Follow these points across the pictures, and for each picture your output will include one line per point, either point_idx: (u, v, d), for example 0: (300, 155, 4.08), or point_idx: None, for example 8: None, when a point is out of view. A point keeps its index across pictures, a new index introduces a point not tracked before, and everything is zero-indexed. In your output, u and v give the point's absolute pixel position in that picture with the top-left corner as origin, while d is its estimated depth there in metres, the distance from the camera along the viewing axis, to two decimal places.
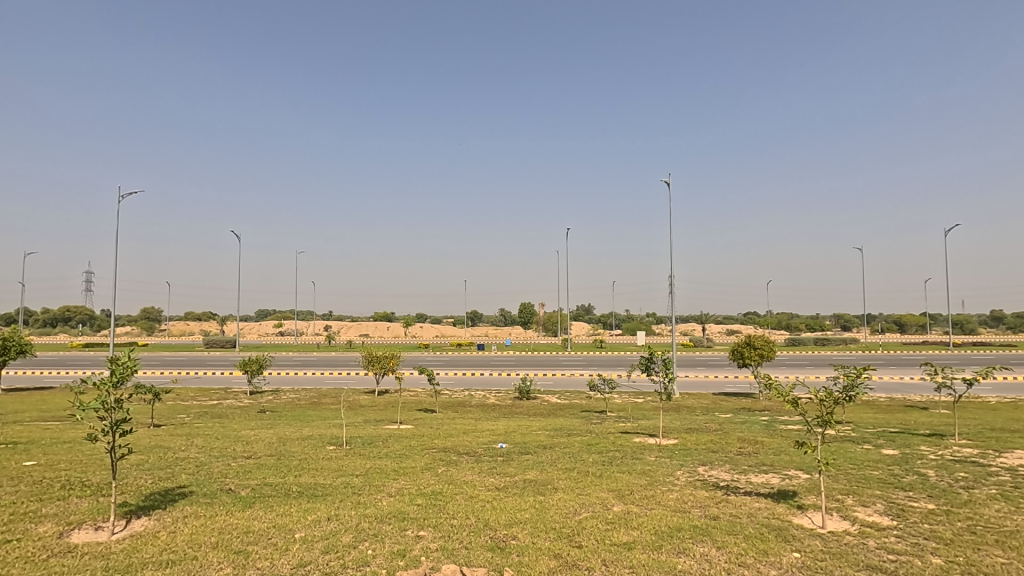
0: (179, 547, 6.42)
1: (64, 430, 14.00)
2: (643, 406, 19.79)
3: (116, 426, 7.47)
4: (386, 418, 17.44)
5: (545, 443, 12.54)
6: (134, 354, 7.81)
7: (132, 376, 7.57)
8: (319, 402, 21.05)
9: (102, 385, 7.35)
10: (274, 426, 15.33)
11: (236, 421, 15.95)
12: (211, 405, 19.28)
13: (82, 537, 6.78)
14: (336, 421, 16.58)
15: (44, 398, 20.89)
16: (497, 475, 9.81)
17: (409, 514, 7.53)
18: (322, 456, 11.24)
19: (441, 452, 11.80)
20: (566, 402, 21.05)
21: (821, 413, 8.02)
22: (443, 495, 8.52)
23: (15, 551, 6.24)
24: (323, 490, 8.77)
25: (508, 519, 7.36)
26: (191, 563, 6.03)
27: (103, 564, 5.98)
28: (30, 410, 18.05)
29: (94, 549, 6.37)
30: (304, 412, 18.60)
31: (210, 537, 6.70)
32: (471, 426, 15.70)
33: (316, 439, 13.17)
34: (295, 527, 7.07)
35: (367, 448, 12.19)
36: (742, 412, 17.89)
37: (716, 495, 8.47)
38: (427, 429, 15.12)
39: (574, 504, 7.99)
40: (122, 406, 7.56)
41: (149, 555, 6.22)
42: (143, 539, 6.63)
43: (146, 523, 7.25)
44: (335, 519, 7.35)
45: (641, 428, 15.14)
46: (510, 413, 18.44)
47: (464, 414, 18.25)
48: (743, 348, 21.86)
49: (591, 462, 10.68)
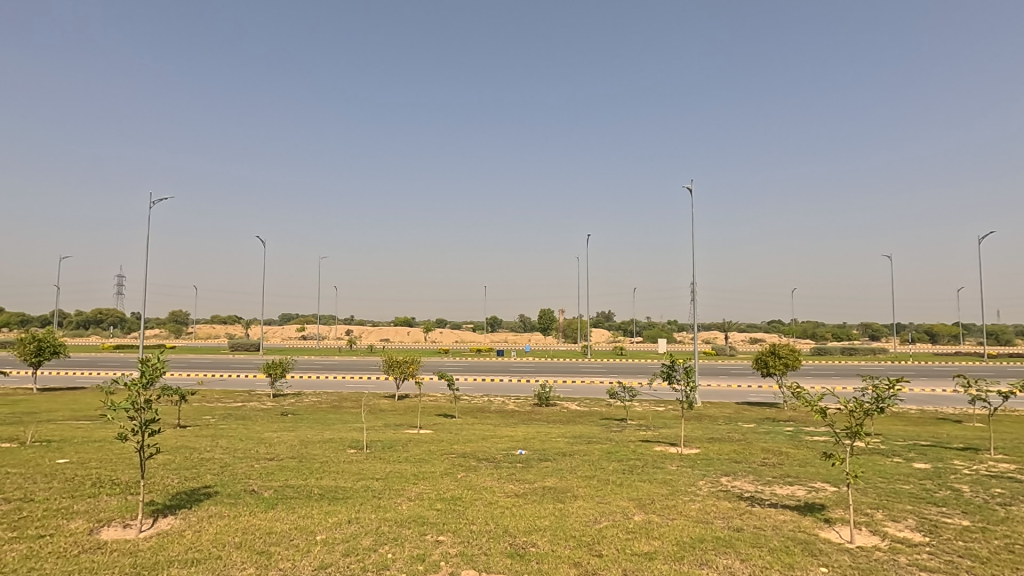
0: (203, 546, 6.53)
1: (95, 429, 14.34)
2: (664, 414, 19.56)
3: (146, 425, 7.67)
4: (406, 423, 17.49)
5: (564, 450, 12.50)
6: (164, 355, 8.01)
7: (160, 377, 7.75)
8: (340, 406, 21.23)
9: (132, 385, 7.54)
10: (296, 428, 15.60)
11: (259, 424, 16.11)
12: (234, 408, 19.60)
13: (111, 535, 6.94)
14: (357, 425, 16.71)
15: (76, 398, 21.54)
16: (516, 481, 9.79)
17: (428, 519, 7.56)
18: (343, 459, 11.37)
19: (461, 457, 11.83)
20: (586, 409, 20.91)
21: (851, 424, 7.78)
22: (462, 501, 8.52)
23: (48, 547, 6.41)
24: (343, 492, 8.85)
25: (528, 525, 7.34)
26: (215, 562, 6.12)
27: (130, 562, 6.09)
28: (62, 410, 18.50)
29: (123, 546, 6.51)
30: (325, 415, 18.79)
31: (234, 538, 6.79)
32: (491, 432, 15.65)
33: (337, 443, 13.32)
34: (316, 530, 7.12)
35: (387, 451, 12.30)
36: (766, 421, 17.72)
37: (740, 506, 8.30)
38: (446, 434, 15.14)
39: (594, 513, 7.91)
40: (152, 406, 7.73)
41: (175, 553, 6.33)
42: (169, 538, 6.76)
43: (171, 522, 7.39)
44: (355, 522, 7.40)
45: (662, 437, 14.90)
46: (529, 420, 18.43)
47: (484, 420, 18.25)
48: (766, 356, 21.47)
49: (611, 470, 10.59)
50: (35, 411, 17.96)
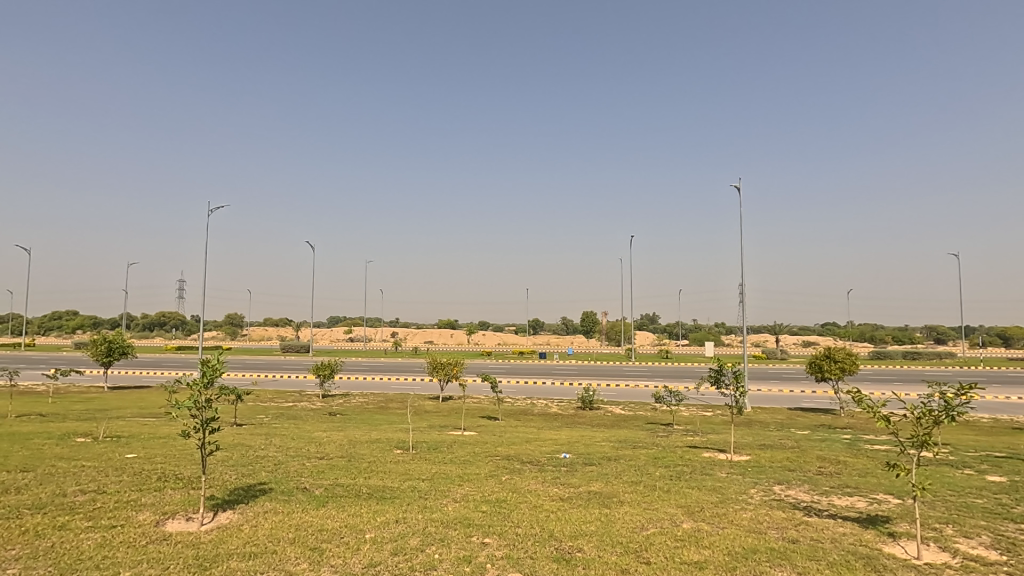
0: (260, 540, 6.78)
1: (159, 427, 15.14)
2: (712, 419, 19.04)
3: (206, 423, 8.05)
4: (451, 424, 17.69)
5: (609, 455, 12.34)
6: (223, 356, 8.39)
7: (219, 377, 8.12)
8: (386, 407, 21.66)
9: (194, 385, 7.92)
10: (344, 428, 16.02)
11: (310, 423, 16.64)
12: (286, 408, 20.32)
13: (175, 527, 7.30)
14: (403, 426, 17.03)
15: (142, 397, 22.81)
16: (561, 485, 9.73)
17: (474, 520, 7.61)
18: (390, 459, 11.59)
19: (505, 460, 11.87)
20: (630, 413, 20.60)
21: (918, 432, 7.34)
22: (507, 503, 8.53)
23: (120, 536, 6.81)
24: (391, 492, 9.02)
25: (574, 530, 7.26)
26: (271, 556, 6.34)
27: (193, 553, 6.39)
28: (130, 408, 19.64)
29: (186, 538, 6.85)
30: (371, 416, 19.20)
31: (288, 533, 7.02)
32: (535, 435, 15.63)
33: (384, 443, 13.61)
34: (365, 528, 7.29)
35: (433, 452, 12.48)
36: (821, 428, 16.97)
37: (795, 517, 7.97)
38: (490, 436, 15.22)
39: (641, 519, 7.77)
40: (211, 405, 8.11)
41: (234, 547, 6.60)
42: (228, 532, 7.06)
43: (230, 516, 7.71)
44: (403, 521, 7.52)
45: (710, 442, 14.51)
46: (572, 423, 18.31)
47: (527, 422, 18.25)
48: (820, 360, 20.58)
49: (658, 476, 10.38)
50: (105, 408, 19.12)
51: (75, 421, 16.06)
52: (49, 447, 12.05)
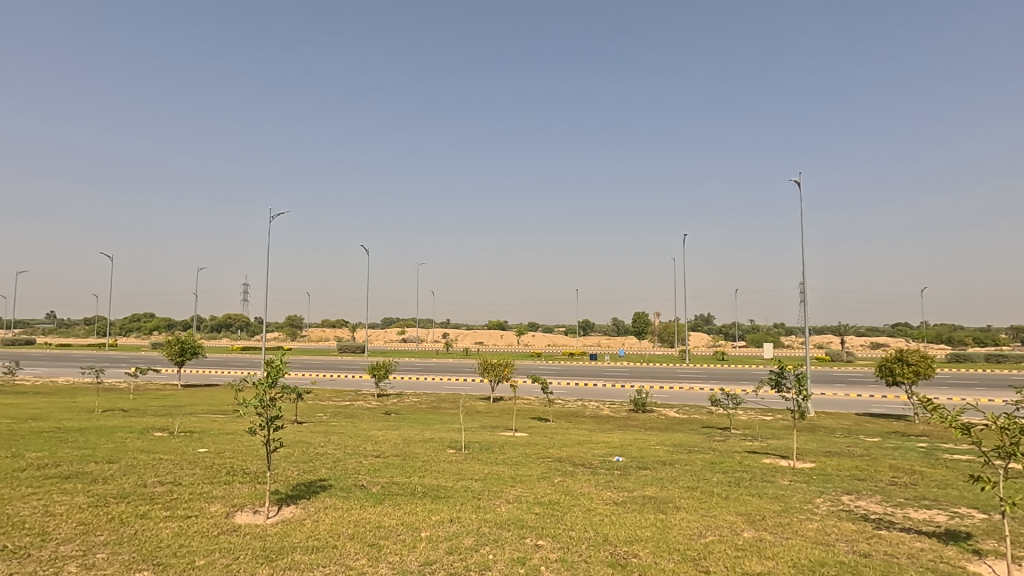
0: (321, 535, 7.02)
1: (227, 423, 15.99)
2: (773, 424, 18.28)
3: (271, 421, 8.43)
4: (502, 425, 17.78)
5: (664, 459, 12.07)
6: (285, 357, 8.76)
7: (282, 377, 8.49)
8: (438, 407, 22.01)
9: (259, 384, 8.31)
10: (398, 427, 16.39)
11: (366, 422, 17.13)
12: (343, 407, 21.01)
13: (244, 519, 7.69)
14: (455, 426, 17.27)
15: (212, 394, 24.16)
16: (614, 488, 9.59)
17: (528, 522, 7.61)
18: (443, 459, 11.77)
19: (557, 462, 11.81)
20: (685, 417, 20.07)
21: (1004, 443, 6.79)
22: (560, 506, 8.48)
23: (194, 526, 7.23)
24: (445, 491, 9.15)
25: (628, 535, 7.15)
26: (332, 551, 6.56)
27: (261, 545, 6.70)
28: (201, 405, 20.83)
29: (254, 530, 7.19)
30: (425, 416, 19.53)
31: (348, 529, 7.24)
32: (586, 437, 15.48)
33: (438, 442, 13.83)
34: (421, 526, 7.43)
35: (485, 453, 12.57)
36: (893, 436, 15.97)
37: (866, 529, 7.53)
38: (541, 437, 15.20)
39: (699, 526, 7.54)
40: (275, 403, 8.48)
41: (297, 540, 6.87)
42: (292, 525, 7.35)
43: (294, 510, 8.03)
44: (457, 521, 7.62)
45: (771, 448, 13.92)
46: (625, 426, 18.03)
47: (578, 424, 18.11)
48: (892, 363, 19.37)
49: (715, 482, 10.06)
50: (179, 405, 20.36)
51: (153, 416, 17.19)
52: (131, 440, 12.94)
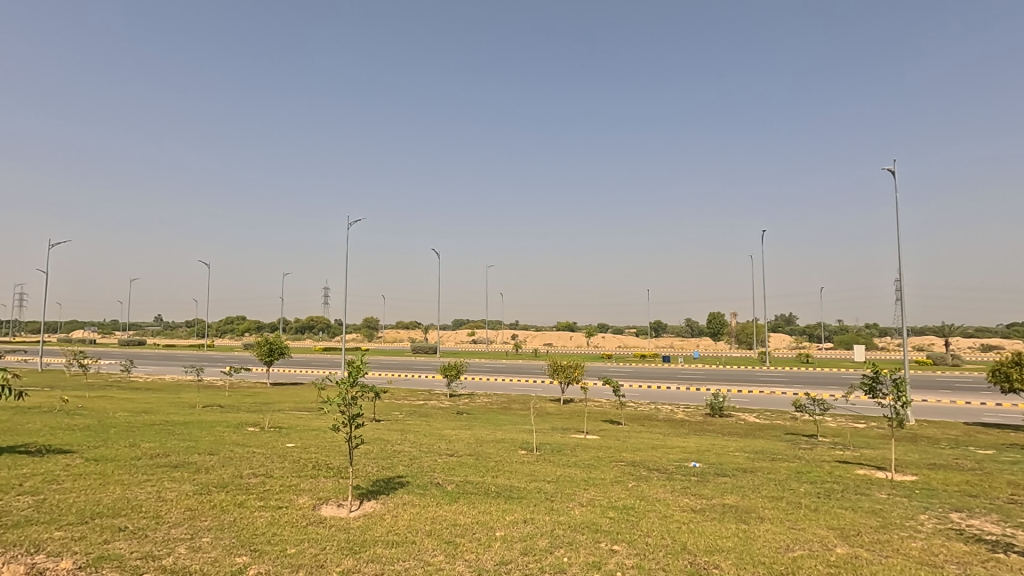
0: (401, 530, 7.27)
1: (312, 420, 16.94)
2: (866, 432, 16.97)
3: (352, 419, 8.84)
4: (572, 427, 17.67)
5: (744, 466, 11.52)
6: (364, 357, 9.15)
7: (362, 376, 8.87)
8: (509, 408, 22.20)
9: (341, 383, 8.73)
10: (471, 427, 16.68)
11: (439, 421, 17.59)
12: (417, 406, 21.68)
13: (329, 511, 8.11)
14: (526, 426, 17.36)
15: (297, 392, 25.69)
16: (692, 495, 9.26)
17: (602, 526, 7.50)
18: (515, 459, 11.86)
19: (631, 466, 11.58)
20: (766, 422, 19.06)
21: None
22: (635, 511, 8.30)
23: (285, 516, 7.72)
24: (518, 492, 9.22)
25: (708, 545, 6.88)
26: (412, 546, 6.77)
27: (345, 537, 7.03)
28: (287, 402, 22.20)
29: (338, 523, 7.56)
30: (496, 416, 19.74)
31: (425, 526, 7.45)
32: (660, 441, 15.07)
33: (509, 443, 13.96)
34: (496, 526, 7.52)
35: (556, 454, 12.54)
36: (1011, 449, 14.37)
37: (980, 551, 6.82)
38: (613, 440, 14.97)
39: (785, 539, 7.13)
40: (356, 402, 8.87)
41: (378, 534, 7.15)
42: (373, 519, 7.66)
43: (374, 505, 8.38)
44: (531, 522, 7.65)
45: (865, 458, 12.93)
46: (701, 431, 17.40)
47: (651, 428, 17.67)
48: (1008, 368, 17.45)
49: (802, 493, 9.47)
50: (269, 402, 21.81)
51: (247, 412, 18.52)
52: (228, 434, 13.99)
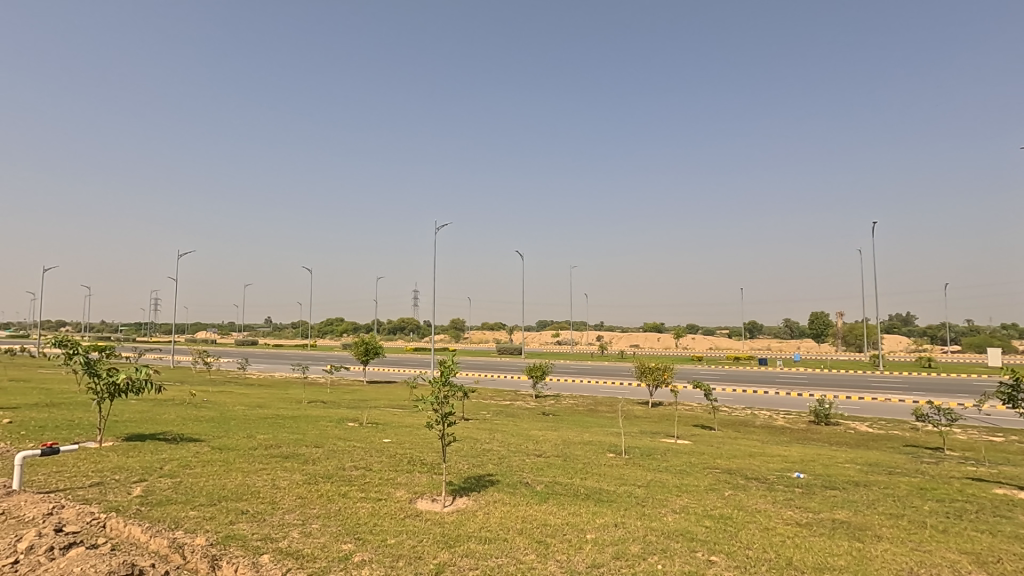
0: (493, 527, 7.42)
1: (405, 417, 17.72)
2: (1005, 447, 15.00)
3: (445, 417, 9.16)
4: (662, 431, 17.15)
5: (856, 479, 10.61)
6: (455, 357, 9.46)
7: (454, 375, 9.17)
8: (595, 410, 21.95)
9: (435, 382, 9.07)
10: (557, 428, 16.68)
11: (526, 422, 17.75)
12: (504, 406, 22.02)
13: (424, 505, 8.45)
14: (613, 429, 17.08)
15: (391, 391, 26.99)
16: (797, 508, 8.67)
17: (698, 535, 7.22)
18: (604, 462, 11.69)
19: (727, 473, 11.04)
20: (880, 432, 17.42)
21: None
22: (733, 521, 7.91)
23: (385, 508, 8.14)
24: (608, 495, 9.09)
25: (818, 562, 6.40)
26: (504, 543, 6.89)
27: (440, 531, 7.29)
28: (382, 399, 23.39)
29: (433, 516, 7.86)
30: (582, 418, 19.60)
31: (516, 524, 7.55)
32: (758, 449, 14.24)
33: (597, 445, 13.80)
34: (586, 528, 7.47)
35: (646, 459, 12.23)
36: None
37: None
38: (706, 446, 14.36)
39: (908, 561, 6.48)
40: (449, 401, 9.18)
41: (472, 529, 7.35)
42: (466, 515, 7.88)
43: (466, 501, 8.61)
44: (622, 526, 7.53)
45: (1004, 476, 11.44)
46: (804, 439, 16.23)
47: (748, 435, 16.74)
48: None
49: (927, 511, 8.56)
50: (365, 399, 23.10)
51: (346, 409, 19.74)
52: (331, 428, 14.98)
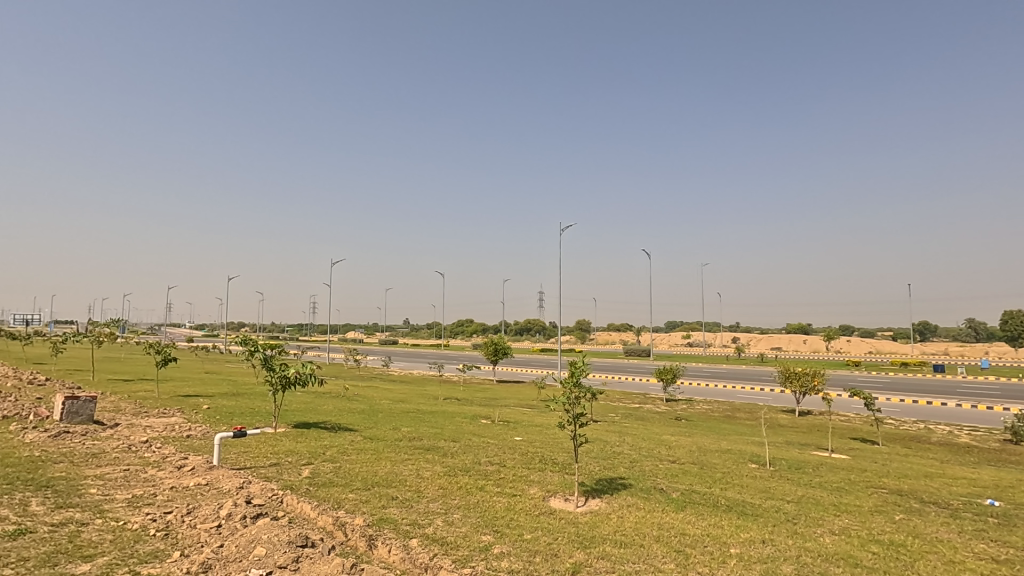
0: (628, 532, 7.28)
1: (535, 416, 18.07)
2: None
3: (576, 417, 9.17)
4: (813, 443, 15.58)
5: None
6: (585, 358, 9.45)
7: (584, 376, 9.17)
8: (733, 416, 20.57)
9: (565, 382, 9.13)
10: (691, 434, 15.90)
11: (657, 426, 17.17)
12: (633, 409, 21.51)
13: (558, 504, 8.53)
14: (754, 438, 15.88)
15: (520, 390, 27.68)
16: (992, 541, 7.37)
17: (863, 561, 6.46)
18: (746, 473, 10.91)
19: (896, 495, 9.71)
20: None
21: None
22: (908, 549, 6.94)
23: (521, 504, 8.36)
24: (752, 509, 8.47)
25: None
26: (640, 549, 6.73)
27: (575, 530, 7.32)
28: (512, 398, 24.10)
29: (567, 516, 7.91)
30: (719, 425, 18.48)
31: (653, 530, 7.34)
32: (936, 469, 12.34)
33: (737, 454, 12.91)
34: (730, 542, 7.03)
35: (795, 472, 11.19)
36: None
37: None
38: (867, 463, 12.77)
39: None
40: (580, 402, 9.19)
41: (607, 532, 7.27)
42: (601, 517, 7.82)
43: (600, 503, 8.55)
44: (770, 543, 6.97)
45: None
46: (997, 461, 13.76)
47: (920, 452, 14.61)
48: None
49: None
50: (496, 397, 23.98)
51: (479, 406, 20.63)
52: (466, 424, 15.74)
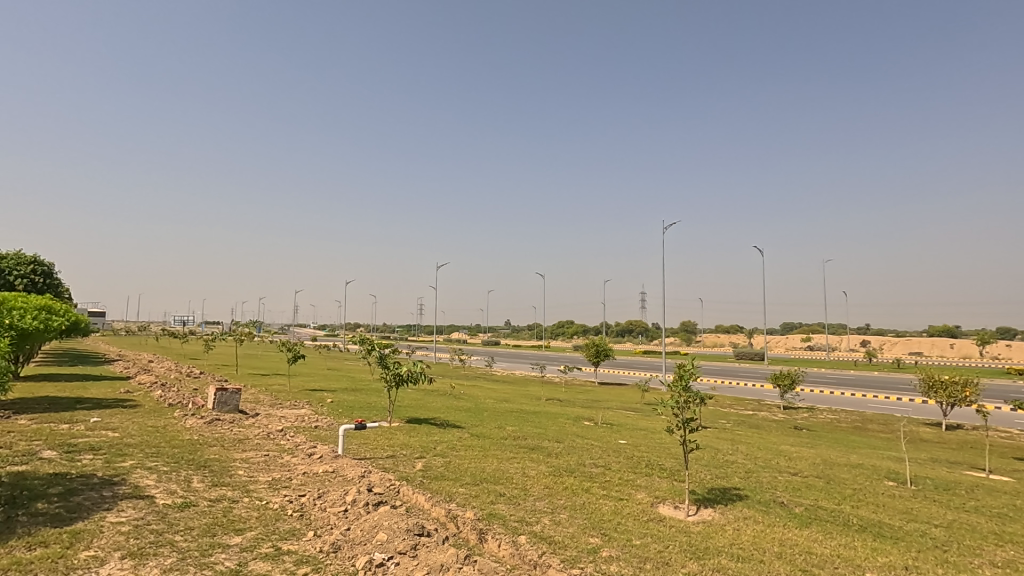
0: (745, 545, 6.88)
1: (639, 420, 17.66)
2: None
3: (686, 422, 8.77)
4: (965, 462, 13.70)
5: None
6: (695, 361, 9.10)
7: (693, 379, 8.81)
8: (864, 428, 18.65)
9: (673, 384, 8.85)
10: (814, 445, 14.66)
11: (775, 435, 16.03)
12: (747, 416, 20.25)
13: (667, 511, 8.26)
14: (891, 453, 14.28)
15: (623, 392, 27.17)
16: None
17: None
18: (882, 491, 9.84)
19: None
20: None
21: None
22: None
23: (628, 508, 8.20)
24: (891, 531, 7.63)
25: None
26: (760, 564, 6.34)
27: (687, 540, 7.05)
28: (615, 400, 23.74)
29: (678, 524, 7.64)
30: (847, 437, 16.85)
31: (773, 546, 6.87)
32: None
33: (870, 470, 11.68)
34: (864, 565, 6.40)
35: (944, 493, 9.90)
36: None
37: None
38: None
39: None
40: (689, 405, 8.81)
41: (722, 544, 6.93)
42: (714, 528, 7.46)
43: (713, 514, 8.15)
44: (915, 571, 6.24)
45: None
46: None
47: None
48: None
49: None
50: (599, 399, 23.73)
51: (582, 408, 20.55)
52: (570, 426, 15.74)
